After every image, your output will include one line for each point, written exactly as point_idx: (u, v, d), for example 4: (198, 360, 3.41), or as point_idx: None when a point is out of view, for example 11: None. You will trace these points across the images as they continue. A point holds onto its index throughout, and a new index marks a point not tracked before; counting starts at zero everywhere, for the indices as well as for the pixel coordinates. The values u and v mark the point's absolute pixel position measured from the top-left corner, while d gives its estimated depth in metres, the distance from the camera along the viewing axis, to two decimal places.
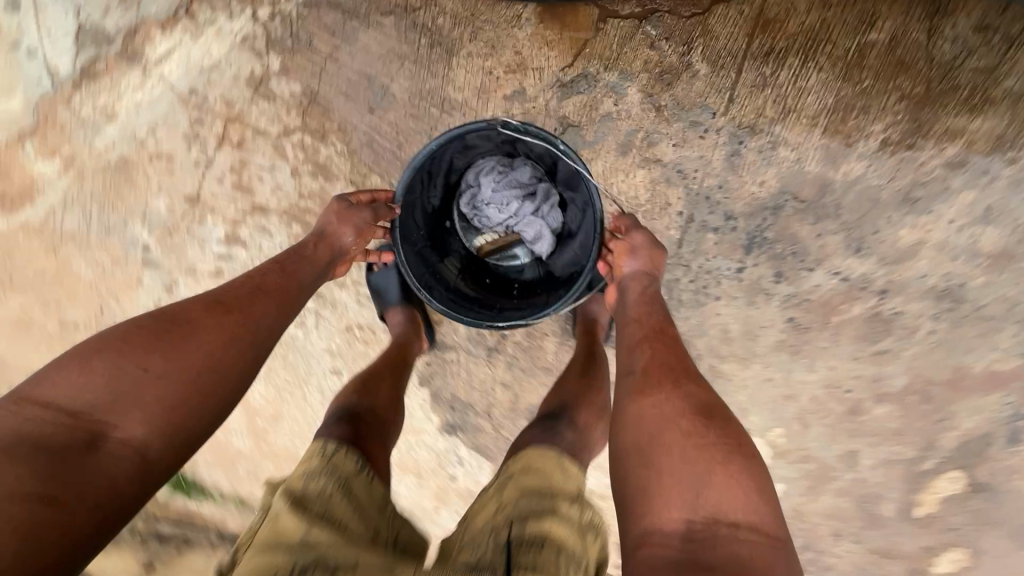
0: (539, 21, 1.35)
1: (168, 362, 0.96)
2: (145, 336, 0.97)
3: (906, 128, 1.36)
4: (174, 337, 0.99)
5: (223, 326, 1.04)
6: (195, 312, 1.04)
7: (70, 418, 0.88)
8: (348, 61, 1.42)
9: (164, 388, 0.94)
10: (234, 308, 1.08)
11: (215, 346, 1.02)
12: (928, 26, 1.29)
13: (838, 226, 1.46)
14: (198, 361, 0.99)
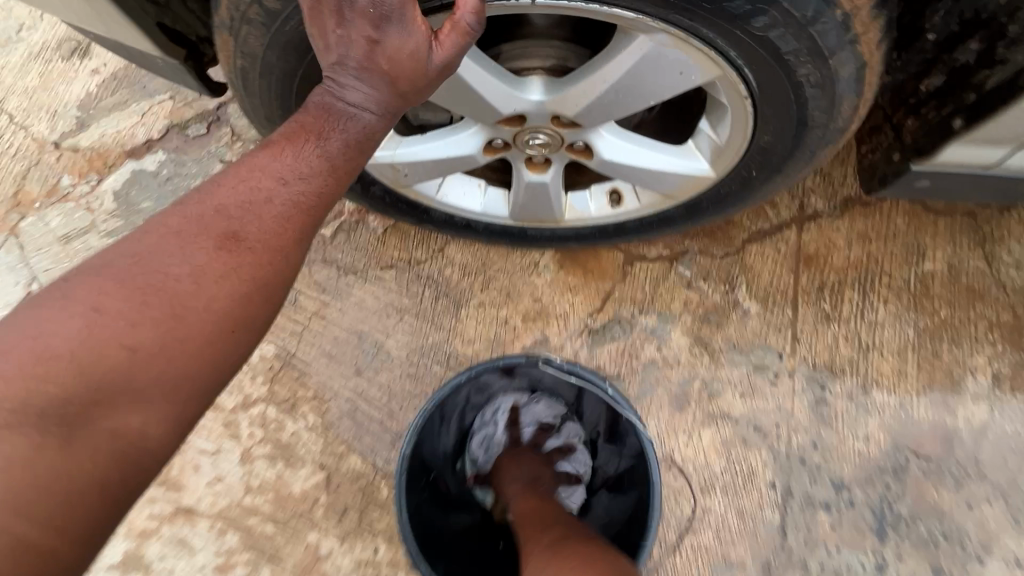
0: (558, 267, 1.20)
1: (181, 298, 0.49)
2: (197, 232, 0.51)
3: (1014, 359, 1.13)
4: (224, 203, 0.53)
5: (260, 227, 0.53)
6: (219, 198, 0.53)
7: (67, 382, 0.44)
8: (337, 318, 1.20)
9: (195, 301, 0.49)
10: (209, 204, 0.52)
11: (263, 269, 0.52)
12: (984, 255, 1.17)
13: (990, 492, 1.07)
14: (206, 284, 0.50)
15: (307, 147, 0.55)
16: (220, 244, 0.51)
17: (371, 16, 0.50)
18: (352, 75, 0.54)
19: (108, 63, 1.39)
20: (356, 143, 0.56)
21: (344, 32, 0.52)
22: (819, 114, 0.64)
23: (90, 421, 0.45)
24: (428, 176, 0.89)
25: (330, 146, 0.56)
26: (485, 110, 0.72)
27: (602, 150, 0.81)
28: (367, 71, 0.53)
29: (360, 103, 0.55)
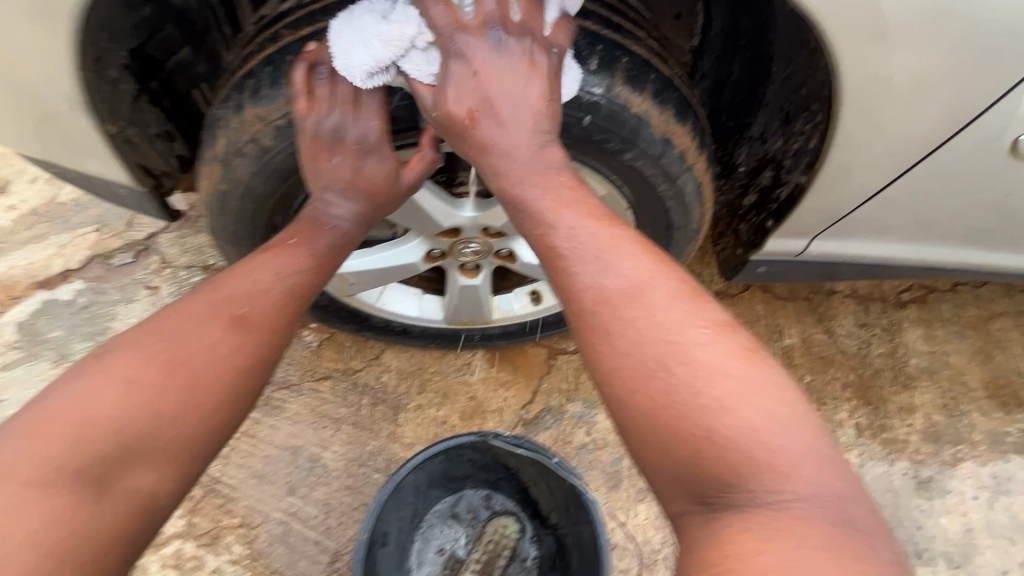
0: (490, 363, 1.30)
1: (197, 369, 0.60)
2: (215, 314, 0.64)
3: (867, 411, 1.39)
4: (232, 292, 0.66)
5: (262, 311, 0.66)
6: (231, 287, 0.67)
7: (101, 445, 0.54)
8: (268, 436, 1.17)
9: (210, 375, 0.60)
10: (221, 292, 0.66)
11: (263, 348, 0.65)
12: (824, 328, 1.48)
13: None
14: (216, 358, 0.61)
15: (299, 249, 0.73)
16: (231, 327, 0.63)
17: (356, 152, 0.73)
18: (337, 192, 0.75)
19: (26, 200, 1.39)
20: (338, 244, 0.76)
21: (334, 161, 0.74)
22: (677, 219, 0.87)
23: (114, 483, 0.54)
24: (373, 283, 1.00)
25: (314, 246, 0.74)
26: (428, 222, 0.88)
27: (523, 255, 0.99)
28: (352, 190, 0.76)
29: (343, 216, 0.76)
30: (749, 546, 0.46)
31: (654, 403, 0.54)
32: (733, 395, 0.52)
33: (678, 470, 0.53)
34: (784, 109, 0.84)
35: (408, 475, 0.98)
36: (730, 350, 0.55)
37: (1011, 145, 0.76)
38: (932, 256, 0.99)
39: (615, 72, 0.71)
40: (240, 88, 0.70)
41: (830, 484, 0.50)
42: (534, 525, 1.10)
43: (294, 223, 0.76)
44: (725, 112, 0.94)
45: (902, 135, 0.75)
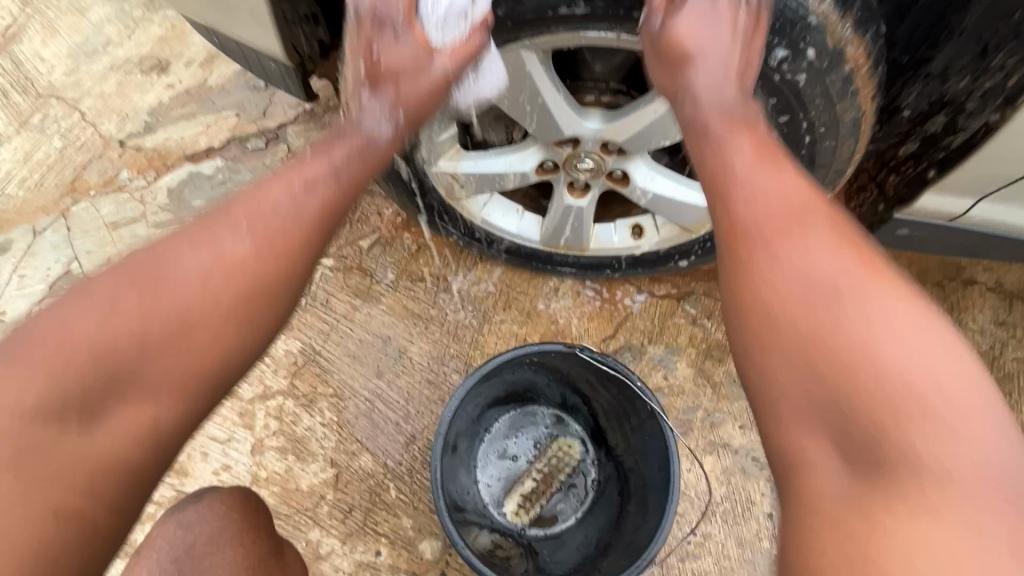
0: (577, 293, 1.30)
1: (183, 306, 0.65)
2: (205, 250, 0.68)
3: None
4: (239, 217, 0.70)
5: (276, 224, 0.71)
6: (244, 213, 0.71)
7: (96, 369, 0.60)
8: (363, 323, 1.27)
9: (198, 301, 0.66)
10: (218, 229, 0.69)
11: (275, 266, 0.71)
12: (953, 320, 1.33)
13: None
14: (210, 287, 0.67)
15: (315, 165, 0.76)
16: (231, 249, 0.69)
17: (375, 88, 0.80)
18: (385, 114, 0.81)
19: (182, 80, 1.53)
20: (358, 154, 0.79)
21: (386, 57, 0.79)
22: (824, 153, 0.79)
23: (106, 409, 0.61)
24: (482, 188, 1.01)
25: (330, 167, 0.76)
26: (549, 128, 0.86)
27: (639, 180, 0.95)
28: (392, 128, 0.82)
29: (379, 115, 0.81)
30: (895, 516, 0.51)
31: (805, 337, 0.59)
32: (902, 341, 0.55)
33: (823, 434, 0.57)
34: (984, 39, 0.71)
35: (492, 370, 1.03)
36: (894, 295, 0.58)
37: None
38: None
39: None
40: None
41: (995, 434, 0.52)
42: (598, 451, 1.13)
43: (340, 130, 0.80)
44: (898, 45, 0.77)
45: None
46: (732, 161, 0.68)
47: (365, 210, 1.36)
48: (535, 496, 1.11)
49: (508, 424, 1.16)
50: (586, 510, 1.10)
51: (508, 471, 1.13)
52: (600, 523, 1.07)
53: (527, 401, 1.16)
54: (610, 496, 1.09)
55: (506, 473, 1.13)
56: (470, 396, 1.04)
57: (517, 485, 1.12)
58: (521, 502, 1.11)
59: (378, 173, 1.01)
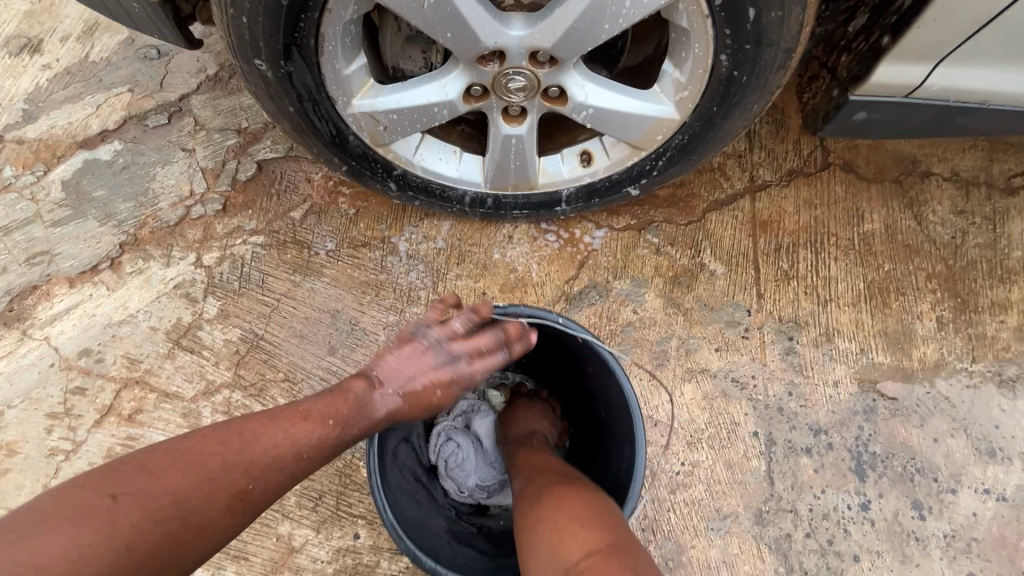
0: (532, 238, 1.22)
1: (185, 546, 0.56)
2: (232, 483, 0.59)
3: (953, 303, 1.24)
4: (253, 465, 0.61)
5: (265, 492, 0.61)
6: (262, 453, 0.62)
7: None
8: (307, 299, 1.17)
9: (198, 545, 0.57)
10: (231, 473, 0.59)
11: (246, 526, 0.62)
12: (913, 215, 1.31)
13: (955, 424, 1.14)
14: (219, 528, 0.59)
15: (333, 431, 0.66)
16: (229, 508, 0.59)
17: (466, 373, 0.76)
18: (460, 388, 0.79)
19: (61, 58, 1.34)
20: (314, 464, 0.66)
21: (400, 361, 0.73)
22: (768, 28, 0.73)
23: None
24: (408, 127, 0.91)
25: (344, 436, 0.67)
26: (466, 41, 0.76)
27: (577, 95, 0.86)
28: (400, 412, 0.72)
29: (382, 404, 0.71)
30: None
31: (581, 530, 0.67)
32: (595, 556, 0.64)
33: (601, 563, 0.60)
34: None
35: None
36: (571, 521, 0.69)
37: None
38: None
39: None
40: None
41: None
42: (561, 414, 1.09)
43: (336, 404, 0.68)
44: None
45: None
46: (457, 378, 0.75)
47: (292, 179, 1.24)
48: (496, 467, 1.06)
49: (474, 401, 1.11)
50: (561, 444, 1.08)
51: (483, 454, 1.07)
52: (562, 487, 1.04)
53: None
54: (586, 428, 1.07)
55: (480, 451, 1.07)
56: None
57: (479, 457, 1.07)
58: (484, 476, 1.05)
59: (289, 124, 0.90)
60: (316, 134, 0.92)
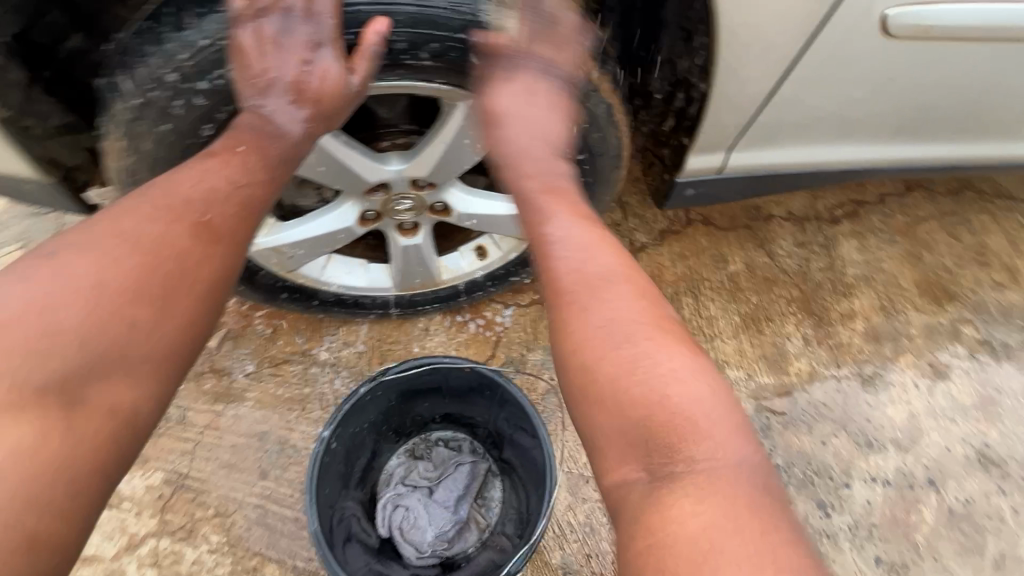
0: (448, 327, 1.31)
1: (182, 272, 0.59)
2: (176, 214, 0.61)
3: (812, 321, 1.46)
4: (189, 197, 0.62)
5: (225, 218, 0.63)
6: (187, 191, 0.62)
7: (92, 445, 0.53)
8: (231, 426, 1.17)
9: (158, 292, 0.58)
10: (178, 197, 0.62)
11: (212, 270, 0.62)
12: (765, 252, 1.55)
13: (837, 425, 1.32)
14: (187, 260, 0.60)
15: (249, 151, 0.66)
16: (190, 234, 0.61)
17: (308, 48, 0.68)
18: (298, 8, 0.68)
19: None
20: (287, 157, 0.69)
21: (272, 97, 0.68)
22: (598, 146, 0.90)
23: (89, 397, 0.54)
24: (311, 253, 1.00)
25: (270, 157, 0.67)
26: (352, 182, 0.87)
27: (458, 206, 1.00)
28: (307, 110, 0.69)
29: (289, 121, 0.69)
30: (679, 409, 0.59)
31: (633, 395, 0.59)
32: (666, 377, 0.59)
33: (672, 362, 0.61)
34: (684, 27, 0.86)
35: (363, 398, 0.97)
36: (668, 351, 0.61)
37: (881, 26, 0.81)
38: (835, 161, 1.07)
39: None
40: (128, 48, 0.65)
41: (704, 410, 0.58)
42: (488, 457, 1.13)
43: (234, 134, 0.67)
44: (636, 44, 0.95)
45: (780, 28, 0.80)
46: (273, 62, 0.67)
47: None
48: (443, 523, 1.05)
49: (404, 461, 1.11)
50: (507, 485, 1.10)
51: (438, 511, 1.06)
52: (509, 521, 1.06)
53: (401, 438, 1.13)
54: (514, 468, 1.10)
55: (432, 505, 1.06)
56: (347, 429, 0.98)
57: (422, 517, 1.05)
58: (432, 532, 1.04)
59: None
60: None
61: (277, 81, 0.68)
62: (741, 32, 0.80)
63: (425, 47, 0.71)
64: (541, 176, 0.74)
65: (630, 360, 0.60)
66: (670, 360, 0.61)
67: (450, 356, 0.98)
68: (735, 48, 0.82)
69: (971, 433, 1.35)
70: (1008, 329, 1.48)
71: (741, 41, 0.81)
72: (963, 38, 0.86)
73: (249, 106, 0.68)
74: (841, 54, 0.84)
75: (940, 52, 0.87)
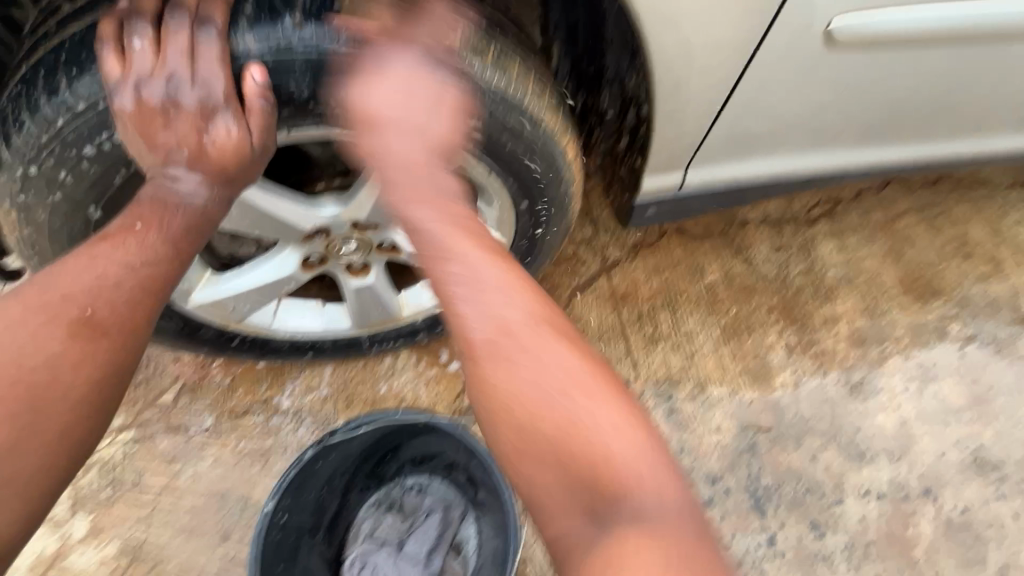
0: (415, 362, 1.25)
1: (69, 371, 0.54)
2: (70, 306, 0.56)
3: (794, 329, 1.40)
4: (71, 290, 0.56)
5: (113, 310, 0.57)
6: (68, 284, 0.57)
7: None
8: (190, 486, 1.11)
9: (45, 395, 0.53)
10: (57, 291, 0.56)
11: (111, 368, 0.57)
12: (743, 259, 1.48)
13: (825, 437, 1.27)
14: (79, 357, 0.55)
15: (149, 232, 0.61)
16: (79, 331, 0.55)
17: (201, 114, 0.64)
18: (182, 73, 0.62)
19: None
20: (195, 225, 0.65)
21: (174, 162, 0.64)
22: (545, 177, 0.84)
23: None
24: (255, 303, 0.95)
25: (170, 232, 0.63)
26: (287, 230, 0.84)
27: (407, 244, 0.94)
28: (210, 176, 0.65)
29: (195, 190, 0.65)
30: (604, 453, 0.53)
31: (565, 451, 0.53)
32: (600, 433, 0.54)
33: (622, 418, 0.55)
34: (627, 43, 0.79)
35: (312, 461, 0.95)
36: (621, 417, 0.55)
37: (824, 35, 0.77)
38: (799, 169, 1.02)
39: (411, 27, 0.67)
40: (8, 118, 0.63)
41: (649, 477, 0.53)
42: (462, 501, 1.08)
43: (137, 205, 0.64)
44: (585, 57, 0.88)
45: (720, 46, 0.76)
46: (164, 127, 0.63)
47: (157, 361, 1.20)
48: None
49: (374, 511, 1.08)
50: (482, 530, 1.04)
51: (408, 566, 1.02)
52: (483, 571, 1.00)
53: (372, 487, 1.09)
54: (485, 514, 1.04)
55: (402, 562, 1.02)
56: (300, 491, 0.95)
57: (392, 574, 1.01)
58: None
59: None
60: (161, 332, 0.92)
61: (174, 147, 0.64)
62: (684, 52, 0.75)
63: (332, 93, 0.67)
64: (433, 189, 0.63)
65: (579, 408, 0.54)
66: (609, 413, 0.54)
67: (402, 410, 0.95)
68: (680, 70, 0.77)
69: (965, 436, 1.30)
70: (996, 323, 1.44)
71: (685, 62, 0.77)
72: (919, 42, 0.82)
73: (152, 172, 0.64)
74: (788, 66, 0.80)
75: (893, 57, 0.83)
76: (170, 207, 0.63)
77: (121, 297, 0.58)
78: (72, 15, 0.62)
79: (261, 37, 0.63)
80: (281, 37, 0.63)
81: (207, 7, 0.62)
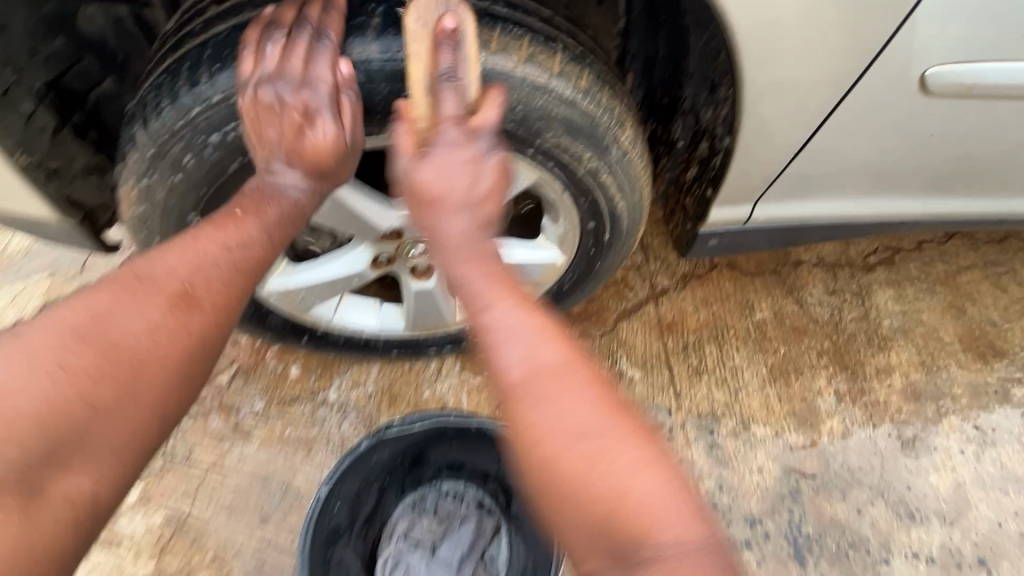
0: (459, 370, 1.27)
1: (172, 339, 0.59)
2: (171, 286, 0.61)
3: (845, 376, 1.37)
4: (175, 269, 0.62)
5: (209, 287, 0.63)
6: (171, 263, 0.62)
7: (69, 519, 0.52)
8: (235, 466, 1.15)
9: (148, 360, 0.58)
10: (162, 270, 0.61)
11: (202, 337, 0.61)
12: (795, 299, 1.46)
13: (873, 492, 1.23)
14: (178, 327, 0.60)
15: (246, 220, 0.67)
16: (175, 305, 0.60)
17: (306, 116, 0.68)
18: (294, 76, 0.67)
19: None
20: (291, 215, 0.70)
21: (277, 158, 0.69)
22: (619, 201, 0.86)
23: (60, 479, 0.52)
24: (322, 295, 0.99)
25: (266, 219, 0.68)
26: (366, 228, 0.88)
27: None
28: (306, 173, 0.70)
29: (293, 184, 0.70)
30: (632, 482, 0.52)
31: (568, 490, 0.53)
32: (611, 472, 0.52)
33: (636, 463, 0.53)
34: (708, 77, 0.82)
35: (366, 452, 0.98)
36: (615, 430, 0.54)
37: (920, 83, 0.78)
38: (869, 213, 1.01)
39: (516, 49, 0.71)
40: (147, 103, 0.70)
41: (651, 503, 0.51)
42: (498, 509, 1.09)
43: (244, 195, 0.70)
44: (659, 89, 0.95)
45: (808, 88, 0.77)
46: (272, 125, 0.68)
47: None
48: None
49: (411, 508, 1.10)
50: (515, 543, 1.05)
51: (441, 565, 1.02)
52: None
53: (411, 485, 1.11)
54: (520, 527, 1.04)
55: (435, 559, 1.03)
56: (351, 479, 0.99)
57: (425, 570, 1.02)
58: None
59: None
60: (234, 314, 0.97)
61: (278, 144, 0.68)
62: (770, 90, 0.77)
63: None
64: (491, 266, 0.64)
65: (585, 453, 0.53)
66: (624, 436, 0.54)
67: (454, 411, 0.98)
68: (767, 106, 0.79)
69: None
70: None
71: (773, 100, 0.78)
72: (1011, 95, 0.81)
73: (259, 167, 0.69)
74: (871, 111, 0.81)
75: (981, 109, 0.83)
76: (269, 202, 0.69)
77: (217, 274, 0.63)
78: (219, 17, 0.70)
79: (385, 48, 0.68)
80: (398, 50, 0.68)
81: (327, 21, 0.68)
